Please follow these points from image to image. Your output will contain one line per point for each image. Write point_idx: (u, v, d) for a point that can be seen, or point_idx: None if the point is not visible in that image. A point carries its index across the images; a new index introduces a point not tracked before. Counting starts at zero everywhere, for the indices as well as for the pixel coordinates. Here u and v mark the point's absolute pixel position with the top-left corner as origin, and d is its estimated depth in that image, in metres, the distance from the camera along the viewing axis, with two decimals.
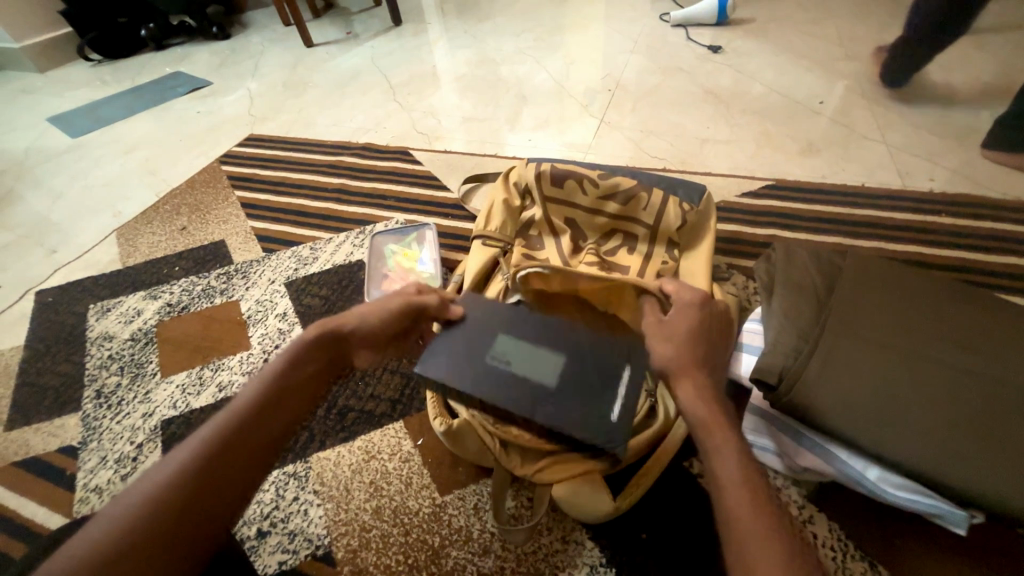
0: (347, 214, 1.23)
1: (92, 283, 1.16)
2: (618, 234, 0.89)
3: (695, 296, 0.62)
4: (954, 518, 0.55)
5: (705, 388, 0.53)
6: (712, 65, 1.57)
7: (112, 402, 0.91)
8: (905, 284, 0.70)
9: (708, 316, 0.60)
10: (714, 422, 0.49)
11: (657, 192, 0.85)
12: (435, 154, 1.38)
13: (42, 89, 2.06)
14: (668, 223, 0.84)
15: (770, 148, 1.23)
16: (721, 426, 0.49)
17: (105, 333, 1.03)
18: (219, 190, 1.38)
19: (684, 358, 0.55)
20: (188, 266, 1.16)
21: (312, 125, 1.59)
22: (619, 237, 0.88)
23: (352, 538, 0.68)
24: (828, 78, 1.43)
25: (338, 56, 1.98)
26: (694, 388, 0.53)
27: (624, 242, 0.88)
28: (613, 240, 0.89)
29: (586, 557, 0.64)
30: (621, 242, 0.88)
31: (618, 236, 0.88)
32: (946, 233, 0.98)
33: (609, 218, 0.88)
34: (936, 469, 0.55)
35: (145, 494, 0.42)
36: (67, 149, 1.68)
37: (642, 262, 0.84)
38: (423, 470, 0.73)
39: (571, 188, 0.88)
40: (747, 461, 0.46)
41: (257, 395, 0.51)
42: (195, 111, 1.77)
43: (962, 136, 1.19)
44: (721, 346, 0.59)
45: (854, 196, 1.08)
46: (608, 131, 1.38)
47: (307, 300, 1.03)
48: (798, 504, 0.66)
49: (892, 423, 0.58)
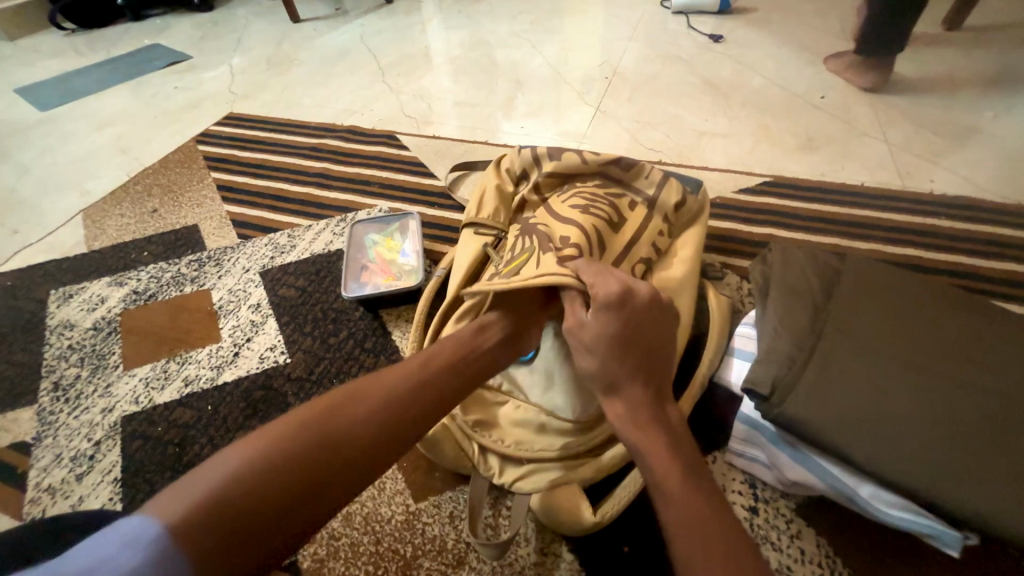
0: (328, 200, 1.17)
1: (54, 268, 1.10)
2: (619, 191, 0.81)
3: (616, 289, 0.55)
4: (945, 538, 0.53)
5: (639, 404, 0.52)
6: (713, 54, 1.51)
7: (70, 395, 0.86)
8: (904, 290, 0.67)
9: (632, 312, 0.55)
10: (647, 444, 0.49)
11: (655, 169, 0.82)
12: (422, 139, 1.32)
13: (10, 58, 1.95)
14: (668, 200, 0.79)
15: (769, 143, 1.19)
16: (662, 451, 0.48)
17: (66, 321, 0.98)
18: (194, 171, 1.31)
19: (609, 373, 0.53)
20: (157, 252, 1.10)
21: (295, 105, 1.52)
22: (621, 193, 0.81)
23: (319, 547, 0.65)
24: (832, 72, 1.38)
25: (325, 33, 1.89)
26: (627, 406, 0.52)
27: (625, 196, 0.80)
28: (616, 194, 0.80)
29: (565, 570, 0.61)
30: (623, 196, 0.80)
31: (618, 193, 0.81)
32: (945, 237, 0.95)
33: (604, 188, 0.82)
34: (930, 487, 0.52)
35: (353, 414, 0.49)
36: (34, 123, 1.59)
37: (643, 225, 0.78)
38: (397, 474, 0.70)
39: (566, 162, 0.82)
40: (693, 483, 0.45)
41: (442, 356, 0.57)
42: (172, 87, 1.68)
43: (964, 137, 1.16)
44: (655, 341, 0.55)
45: (854, 195, 1.05)
46: (604, 120, 1.33)
47: (282, 291, 0.98)
48: (786, 518, 0.63)
49: (886, 438, 0.55)
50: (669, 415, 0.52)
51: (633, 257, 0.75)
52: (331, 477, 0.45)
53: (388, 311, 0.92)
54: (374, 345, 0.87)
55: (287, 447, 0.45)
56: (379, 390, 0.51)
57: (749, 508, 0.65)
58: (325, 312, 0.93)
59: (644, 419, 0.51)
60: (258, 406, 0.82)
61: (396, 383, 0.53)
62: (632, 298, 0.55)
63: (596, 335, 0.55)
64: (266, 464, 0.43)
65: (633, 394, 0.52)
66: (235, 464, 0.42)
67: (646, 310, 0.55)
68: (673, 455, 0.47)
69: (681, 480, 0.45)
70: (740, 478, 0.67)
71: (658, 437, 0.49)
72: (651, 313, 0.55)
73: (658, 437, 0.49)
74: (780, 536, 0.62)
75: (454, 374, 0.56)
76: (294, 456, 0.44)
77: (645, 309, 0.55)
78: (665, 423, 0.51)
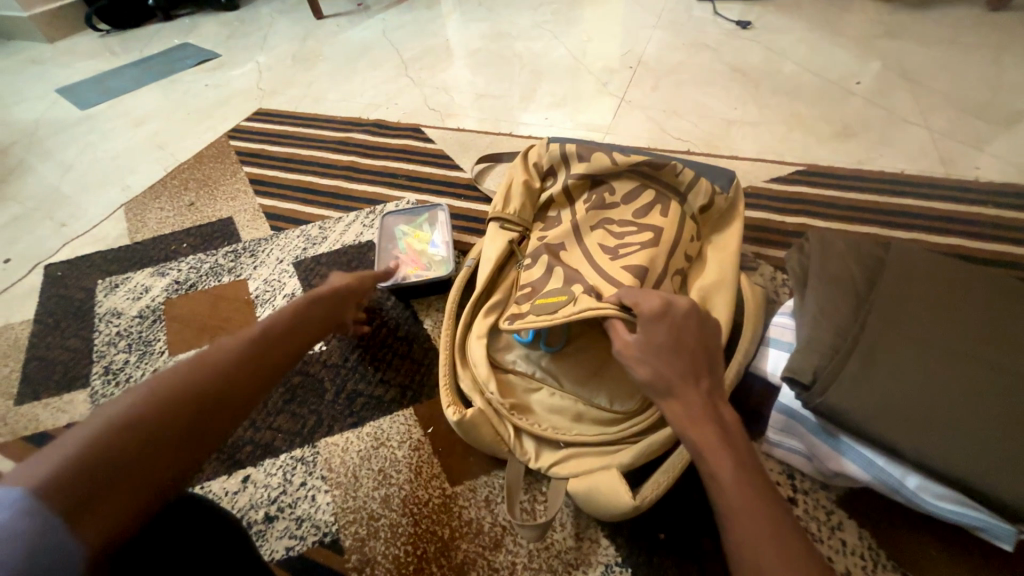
0: (357, 193, 1.19)
1: (100, 259, 1.15)
2: (649, 194, 0.81)
3: (657, 303, 0.55)
4: (998, 531, 0.52)
5: (696, 403, 0.49)
6: (740, 41, 1.48)
7: (120, 379, 0.90)
8: (953, 279, 0.65)
9: (677, 321, 0.54)
10: (708, 446, 0.46)
11: (688, 169, 0.79)
12: (447, 132, 1.33)
13: (49, 59, 2.02)
14: (695, 204, 0.79)
15: (801, 131, 1.16)
16: (718, 451, 0.46)
17: (114, 309, 1.02)
18: (227, 166, 1.35)
19: (663, 377, 0.51)
20: (196, 243, 1.14)
21: (321, 100, 1.54)
22: (650, 197, 0.80)
23: (360, 526, 0.67)
24: (866, 57, 1.34)
25: (348, 28, 1.91)
26: (683, 404, 0.49)
27: (655, 199, 0.80)
28: (644, 198, 0.80)
29: (601, 555, 0.62)
30: (654, 199, 0.80)
31: (645, 193, 0.81)
32: (991, 225, 0.92)
33: (634, 187, 0.81)
34: (984, 477, 0.51)
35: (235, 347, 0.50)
36: (75, 121, 1.65)
37: (678, 233, 0.76)
38: (433, 459, 0.71)
39: (596, 164, 0.82)
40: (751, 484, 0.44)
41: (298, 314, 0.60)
42: (203, 84, 1.73)
43: (1010, 121, 1.11)
44: (706, 348, 0.54)
45: (892, 183, 1.02)
46: (629, 110, 1.31)
47: (316, 281, 1.01)
48: (826, 509, 0.63)
49: (934, 428, 0.54)
50: (724, 414, 0.50)
51: (671, 269, 0.74)
52: (215, 413, 0.44)
53: (420, 301, 0.92)
54: (406, 332, 0.87)
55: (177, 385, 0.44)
56: (232, 337, 0.50)
57: (788, 498, 0.64)
58: None
59: (701, 423, 0.48)
60: (296, 391, 0.81)
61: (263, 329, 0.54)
62: (675, 310, 0.55)
63: (645, 344, 0.54)
64: (124, 421, 0.39)
65: (688, 396, 0.50)
66: (83, 434, 0.37)
67: (692, 323, 0.55)
68: (732, 457, 0.46)
69: (743, 487, 0.44)
70: (777, 468, 0.67)
71: (714, 437, 0.47)
72: (691, 322, 0.54)
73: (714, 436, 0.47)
74: (820, 527, 0.62)
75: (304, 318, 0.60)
76: (164, 406, 0.41)
77: (689, 319, 0.54)
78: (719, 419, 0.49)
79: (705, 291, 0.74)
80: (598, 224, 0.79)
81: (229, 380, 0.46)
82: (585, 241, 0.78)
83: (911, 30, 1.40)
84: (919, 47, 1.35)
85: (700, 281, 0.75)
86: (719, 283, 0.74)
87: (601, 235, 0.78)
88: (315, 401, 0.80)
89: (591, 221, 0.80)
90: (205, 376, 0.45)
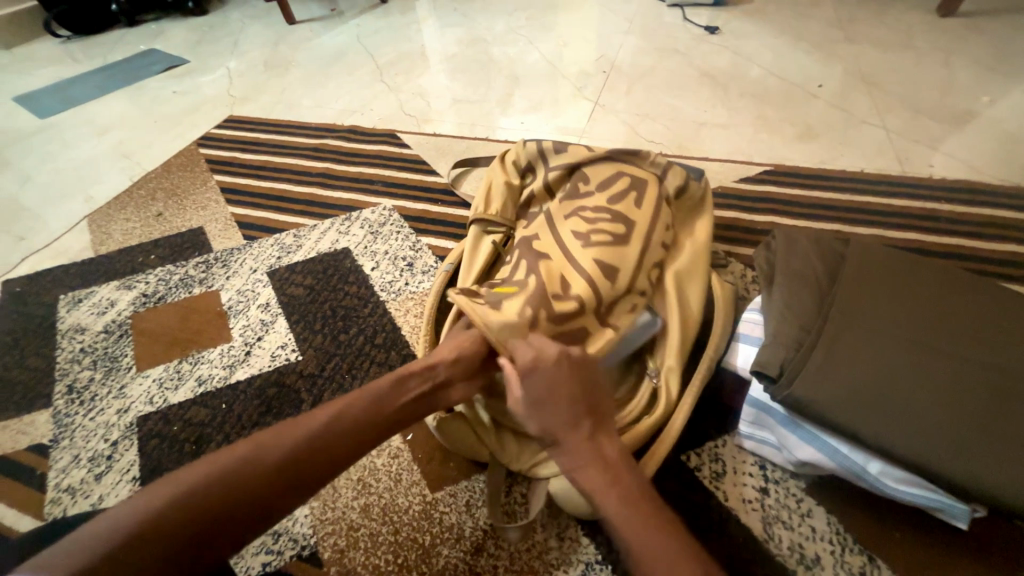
0: (332, 200, 1.18)
1: (62, 273, 1.10)
2: (626, 177, 0.81)
3: (530, 356, 0.58)
4: (953, 510, 0.56)
5: (582, 450, 0.52)
6: (710, 46, 1.52)
7: (84, 398, 0.87)
8: (909, 273, 0.68)
9: (550, 371, 0.57)
10: (595, 486, 0.49)
11: (660, 156, 0.83)
12: (422, 137, 1.33)
13: (6, 66, 1.94)
14: (669, 186, 0.81)
15: (768, 133, 1.20)
16: (607, 491, 0.49)
17: (77, 325, 0.98)
18: (197, 174, 1.32)
19: (549, 428, 0.54)
20: (164, 254, 1.10)
21: (294, 107, 1.52)
22: (626, 179, 0.80)
23: (339, 538, 0.66)
24: (827, 61, 1.39)
25: (321, 34, 1.89)
26: (570, 455, 0.52)
27: (631, 185, 0.80)
28: (620, 181, 0.80)
29: (582, 553, 0.62)
30: (629, 184, 0.80)
31: (620, 179, 0.80)
32: (944, 221, 0.96)
33: (610, 170, 0.82)
34: (938, 463, 0.54)
35: (319, 427, 0.51)
36: (33, 131, 1.59)
37: (650, 224, 0.76)
38: (413, 466, 0.71)
39: (575, 154, 0.85)
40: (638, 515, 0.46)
41: (389, 390, 0.57)
42: (171, 91, 1.68)
43: (961, 121, 1.17)
44: (583, 384, 0.57)
45: (853, 181, 1.06)
46: (603, 114, 1.34)
47: (291, 290, 0.99)
48: (797, 498, 0.66)
49: (894, 418, 0.56)
50: (604, 449, 0.52)
51: (648, 261, 0.73)
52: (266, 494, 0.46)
53: (397, 309, 0.93)
54: (384, 340, 0.89)
55: (254, 461, 0.47)
56: (319, 415, 0.52)
57: (760, 489, 0.67)
58: (334, 310, 0.94)
59: (584, 467, 0.51)
60: (272, 404, 0.83)
61: (350, 404, 0.54)
62: (544, 361, 0.57)
63: (526, 398, 0.56)
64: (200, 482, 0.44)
65: (571, 435, 0.53)
66: (176, 486, 0.43)
67: (568, 367, 0.57)
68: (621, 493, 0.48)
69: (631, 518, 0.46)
70: (750, 460, 0.69)
71: (602, 480, 0.50)
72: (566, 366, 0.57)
73: (602, 477, 0.50)
74: (791, 516, 0.64)
75: (391, 397, 0.57)
76: (228, 482, 0.45)
77: (563, 363, 0.57)
78: (610, 458, 0.52)
79: (681, 278, 0.76)
80: (572, 211, 0.78)
81: (294, 470, 0.48)
82: (557, 225, 0.77)
83: (869, 35, 1.47)
84: (876, 51, 1.41)
85: (682, 279, 0.75)
86: (696, 271, 0.77)
87: (574, 221, 0.76)
88: (291, 412, 0.81)
89: (567, 208, 0.79)
90: (275, 458, 0.48)
